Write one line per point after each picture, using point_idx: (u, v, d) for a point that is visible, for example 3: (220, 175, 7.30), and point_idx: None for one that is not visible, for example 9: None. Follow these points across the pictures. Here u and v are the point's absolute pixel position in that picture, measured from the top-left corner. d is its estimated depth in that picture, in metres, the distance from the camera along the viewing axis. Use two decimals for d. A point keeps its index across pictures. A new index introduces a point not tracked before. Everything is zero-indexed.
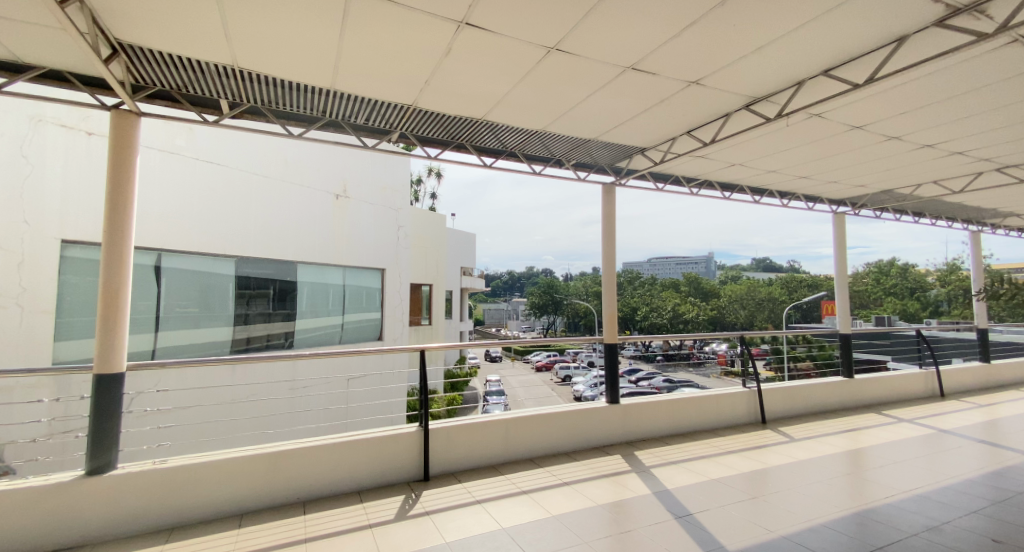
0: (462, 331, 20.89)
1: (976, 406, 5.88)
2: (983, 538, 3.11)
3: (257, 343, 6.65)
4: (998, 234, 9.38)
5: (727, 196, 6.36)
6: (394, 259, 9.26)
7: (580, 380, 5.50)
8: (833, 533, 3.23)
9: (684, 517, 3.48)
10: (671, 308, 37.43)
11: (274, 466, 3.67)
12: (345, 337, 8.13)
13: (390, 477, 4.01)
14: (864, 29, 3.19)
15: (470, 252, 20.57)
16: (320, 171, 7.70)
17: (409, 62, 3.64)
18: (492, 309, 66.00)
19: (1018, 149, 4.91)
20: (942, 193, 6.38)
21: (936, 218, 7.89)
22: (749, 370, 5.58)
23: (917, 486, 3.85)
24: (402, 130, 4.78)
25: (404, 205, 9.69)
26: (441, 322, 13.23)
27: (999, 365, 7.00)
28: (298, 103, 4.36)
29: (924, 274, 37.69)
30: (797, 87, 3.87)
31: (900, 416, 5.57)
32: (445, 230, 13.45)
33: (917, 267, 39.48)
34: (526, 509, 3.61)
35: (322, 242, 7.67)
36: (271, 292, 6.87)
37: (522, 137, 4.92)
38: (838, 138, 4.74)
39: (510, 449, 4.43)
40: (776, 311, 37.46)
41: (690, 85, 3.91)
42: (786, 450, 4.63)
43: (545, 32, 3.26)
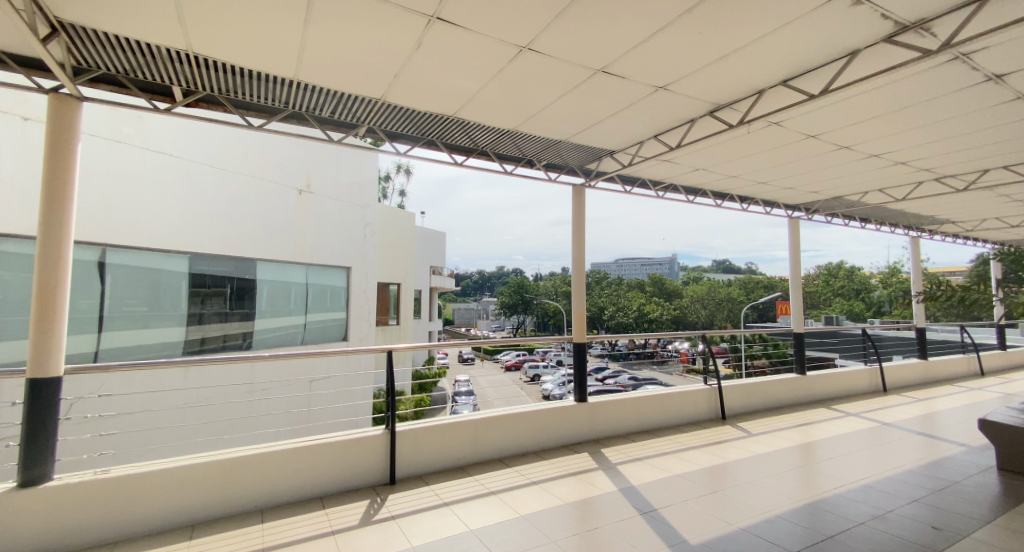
0: (431, 331, 20.73)
1: (915, 400, 6.31)
2: (924, 525, 3.33)
3: (212, 344, 6.37)
4: (936, 240, 10.11)
5: (690, 199, 6.59)
6: (360, 258, 9.03)
7: (549, 379, 5.55)
8: (789, 524, 3.39)
9: (649, 512, 3.56)
10: (636, 308, 38.39)
11: (231, 473, 3.51)
12: (308, 337, 7.86)
13: (355, 481, 3.91)
14: (820, 42, 3.36)
15: (438, 251, 20.29)
16: (283, 165, 7.44)
17: (378, 55, 3.57)
18: (459, 309, 65.79)
19: (954, 160, 5.31)
20: (887, 200, 6.83)
21: (881, 224, 8.42)
22: (710, 367, 5.78)
23: (864, 477, 4.09)
24: (369, 125, 4.68)
25: (370, 202, 9.49)
26: (409, 321, 13.01)
27: (936, 362, 7.54)
28: (259, 93, 4.19)
29: (866, 276, 40.12)
30: (758, 96, 4.05)
31: (848, 411, 5.90)
32: (414, 228, 13.24)
33: (860, 270, 41.98)
34: (494, 510, 3.59)
35: (285, 239, 7.41)
36: (228, 291, 6.56)
37: (494, 136, 4.92)
38: (793, 146, 4.98)
39: (478, 449, 4.41)
40: (735, 311, 38.94)
41: (657, 90, 4.01)
42: (744, 445, 4.83)
43: (517, 32, 3.27)
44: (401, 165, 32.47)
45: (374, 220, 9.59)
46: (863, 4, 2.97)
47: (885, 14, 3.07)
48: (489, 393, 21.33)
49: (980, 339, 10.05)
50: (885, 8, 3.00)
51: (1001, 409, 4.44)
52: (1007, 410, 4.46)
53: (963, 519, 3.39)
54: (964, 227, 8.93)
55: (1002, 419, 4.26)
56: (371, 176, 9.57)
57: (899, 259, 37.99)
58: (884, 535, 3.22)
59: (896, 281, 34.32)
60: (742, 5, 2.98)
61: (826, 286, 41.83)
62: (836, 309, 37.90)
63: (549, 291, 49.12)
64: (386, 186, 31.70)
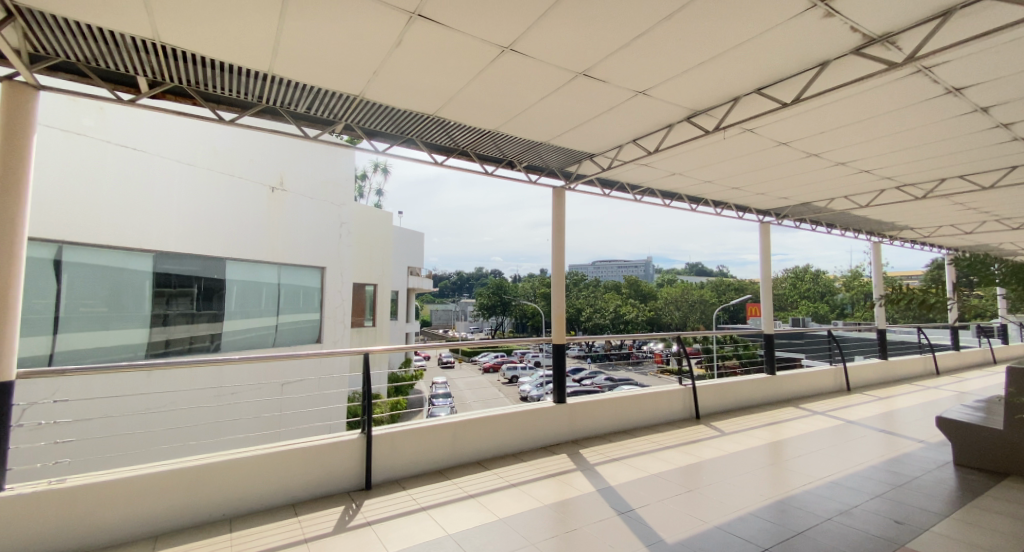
0: (408, 332, 20.49)
1: (877, 398, 6.58)
2: (887, 519, 3.47)
3: (177, 347, 6.15)
4: (896, 246, 10.58)
5: (666, 203, 6.73)
6: (335, 258, 8.85)
7: (527, 380, 5.57)
8: (760, 521, 3.47)
9: (626, 512, 3.59)
10: (612, 310, 38.87)
11: (198, 481, 3.37)
12: (279, 339, 7.65)
13: (330, 487, 3.81)
14: (792, 53, 3.48)
15: (416, 251, 20.07)
16: (256, 162, 7.24)
17: (357, 52, 3.51)
18: (434, 311, 65.41)
19: (914, 169, 5.58)
20: (851, 207, 7.11)
21: (845, 229, 8.77)
22: (685, 368, 5.91)
23: (830, 474, 4.24)
24: (347, 122, 4.59)
25: (346, 201, 9.33)
26: (385, 323, 12.83)
27: (895, 362, 7.89)
28: (232, 87, 4.06)
29: (829, 280, 41.62)
30: (733, 103, 4.16)
31: (814, 409, 6.11)
32: (391, 228, 13.05)
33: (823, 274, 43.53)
34: (472, 513, 3.56)
35: (256, 239, 7.20)
36: (195, 291, 6.34)
37: (474, 136, 4.91)
38: (765, 153, 5.15)
39: (457, 452, 4.37)
40: (707, 312, 39.80)
41: (637, 95, 4.08)
42: (718, 444, 4.94)
43: (500, 32, 3.27)
44: (377, 164, 32.03)
45: (350, 219, 9.43)
46: (834, 17, 3.09)
47: (854, 26, 3.20)
48: (467, 395, 21.22)
49: (935, 340, 10.57)
50: (854, 20, 3.13)
51: (956, 408, 4.68)
52: (961, 408, 4.70)
53: (922, 513, 3.55)
54: (921, 234, 9.39)
55: (957, 417, 4.50)
56: (347, 175, 9.40)
57: (859, 263, 39.62)
58: (850, 530, 3.33)
59: (857, 284, 35.81)
60: (720, 13, 3.06)
61: (791, 289, 43.27)
62: (801, 312, 39.22)
63: (526, 291, 49.09)
64: (362, 183, 31.20)
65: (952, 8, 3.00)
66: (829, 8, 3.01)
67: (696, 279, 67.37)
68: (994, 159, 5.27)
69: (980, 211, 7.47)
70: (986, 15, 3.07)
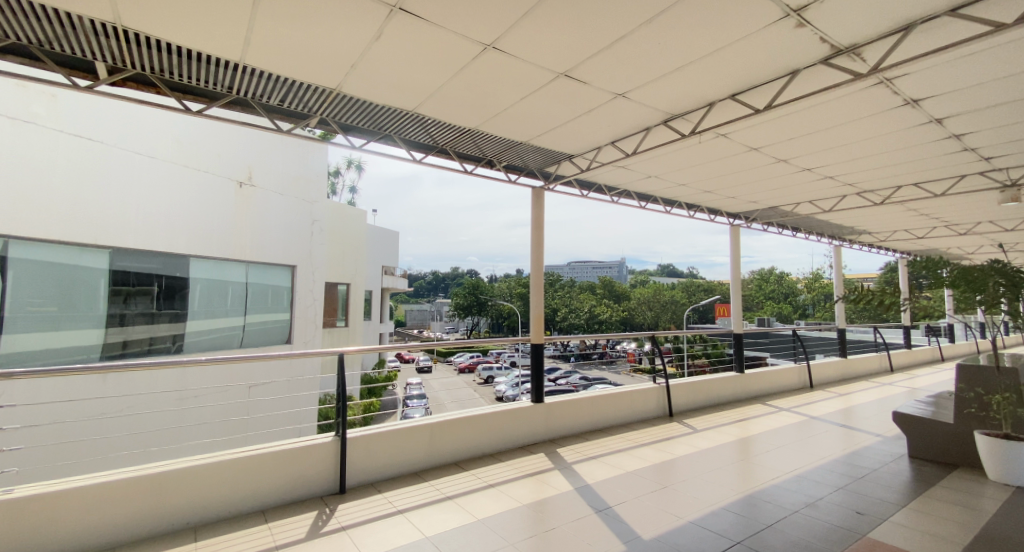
0: (381, 333, 20.15)
1: (837, 394, 6.90)
2: (850, 510, 3.62)
3: (135, 348, 5.86)
4: (855, 250, 11.12)
5: (642, 205, 6.87)
6: (306, 256, 8.61)
7: (504, 381, 5.58)
8: (732, 514, 3.58)
9: (604, 510, 3.63)
10: (586, 310, 39.25)
11: (162, 488, 3.21)
12: (246, 341, 7.38)
13: (303, 491, 3.70)
14: (764, 61, 3.61)
15: (390, 250, 19.74)
16: (223, 155, 6.99)
17: (334, 44, 3.42)
18: (409, 312, 64.80)
19: (874, 176, 5.87)
20: (815, 211, 7.44)
21: (809, 233, 9.16)
22: (658, 366, 6.04)
23: (796, 467, 4.41)
24: (322, 116, 4.48)
25: (318, 198, 9.12)
26: (358, 324, 12.58)
27: (854, 360, 8.28)
28: (200, 76, 3.89)
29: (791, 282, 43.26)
30: (708, 108, 4.28)
31: (780, 405, 6.36)
32: (365, 227, 12.80)
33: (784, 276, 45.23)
34: (450, 515, 3.52)
35: (222, 236, 6.92)
36: (155, 290, 6.06)
37: (454, 134, 4.87)
38: (736, 158, 5.33)
39: (434, 453, 4.32)
40: (677, 312, 40.74)
41: (616, 97, 4.14)
42: (690, 440, 5.07)
43: (483, 29, 3.25)
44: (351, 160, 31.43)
45: (322, 216, 9.22)
46: (805, 27, 3.22)
47: (824, 37, 3.34)
48: (443, 397, 20.93)
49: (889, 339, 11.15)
50: (824, 31, 3.26)
51: (910, 402, 4.96)
52: (913, 403, 4.99)
53: (882, 503, 3.73)
54: (878, 238, 9.91)
55: (911, 411, 4.76)
56: (319, 171, 9.20)
57: (817, 265, 41.36)
58: (816, 521, 3.47)
59: (819, 286, 37.38)
60: (698, 19, 3.14)
61: (753, 290, 44.78)
62: (763, 312, 40.64)
63: (504, 292, 48.40)
64: (336, 181, 30.46)
65: (913, 23, 3.17)
66: (801, 18, 3.13)
67: (664, 281, 68.76)
68: (947, 168, 5.61)
69: (930, 218, 7.94)
70: (943, 30, 3.25)
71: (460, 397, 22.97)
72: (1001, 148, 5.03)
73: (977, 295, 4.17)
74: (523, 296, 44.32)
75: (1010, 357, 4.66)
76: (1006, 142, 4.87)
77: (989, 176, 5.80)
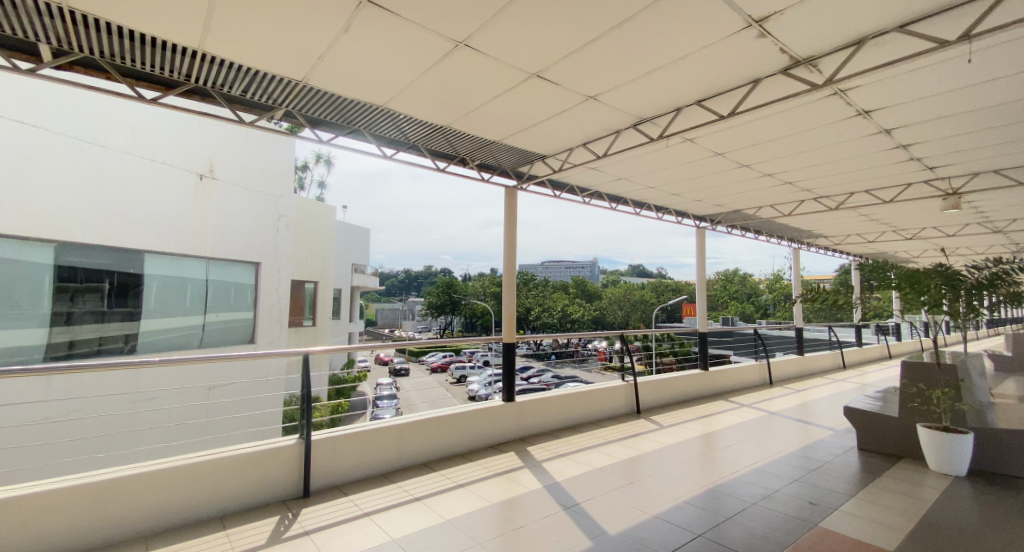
0: (351, 332, 19.71)
1: (795, 390, 7.21)
2: (804, 501, 3.79)
3: (83, 349, 5.54)
4: (814, 252, 11.63)
5: (613, 206, 6.98)
6: (271, 252, 8.35)
7: (476, 379, 5.57)
8: (694, 508, 3.68)
9: (572, 507, 3.67)
10: (560, 309, 39.26)
11: (112, 496, 3.05)
12: (206, 340, 7.09)
13: (266, 496, 3.58)
14: (729, 68, 3.73)
15: (361, 247, 19.39)
16: (181, 146, 6.70)
17: (300, 35, 3.33)
18: (380, 310, 63.98)
19: (831, 183, 6.18)
20: (776, 215, 7.75)
21: (770, 236, 9.53)
22: (627, 364, 6.16)
23: (755, 461, 4.59)
24: (287, 108, 4.35)
25: (285, 192, 8.88)
26: (326, 322, 12.28)
27: (810, 357, 8.68)
28: (155, 63, 3.70)
29: (753, 282, 44.86)
30: (676, 112, 4.40)
31: (741, 401, 6.59)
32: (333, 223, 12.49)
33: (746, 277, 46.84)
34: (417, 516, 3.48)
35: (180, 232, 6.62)
36: (106, 287, 5.74)
37: (426, 131, 4.82)
38: (702, 162, 5.50)
39: (403, 453, 4.27)
40: (645, 312, 41.71)
41: (587, 100, 4.20)
42: (657, 436, 5.19)
43: (454, 26, 3.22)
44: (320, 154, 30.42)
45: (289, 211, 8.96)
46: (766, 38, 3.34)
47: (783, 48, 3.48)
48: (414, 397, 20.60)
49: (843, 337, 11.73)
50: (783, 42, 3.40)
51: (860, 397, 5.24)
52: (864, 397, 5.27)
53: (833, 494, 3.93)
54: (834, 242, 10.40)
55: (861, 406, 5.03)
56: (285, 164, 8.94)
57: (776, 267, 43.16)
58: (773, 513, 3.61)
59: (779, 287, 38.94)
60: (665, 26, 3.21)
61: (717, 291, 46.21)
62: (726, 312, 41.95)
63: (475, 292, 47.73)
64: (303, 174, 29.52)
65: (864, 38, 3.35)
66: (762, 29, 3.25)
67: (630, 281, 70.01)
68: (896, 176, 5.95)
69: (880, 223, 8.40)
70: (892, 45, 3.44)
71: (431, 397, 22.73)
72: (944, 159, 5.37)
73: (921, 297, 4.41)
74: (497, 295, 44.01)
75: (950, 354, 4.98)
76: (949, 153, 5.20)
77: (934, 185, 6.19)
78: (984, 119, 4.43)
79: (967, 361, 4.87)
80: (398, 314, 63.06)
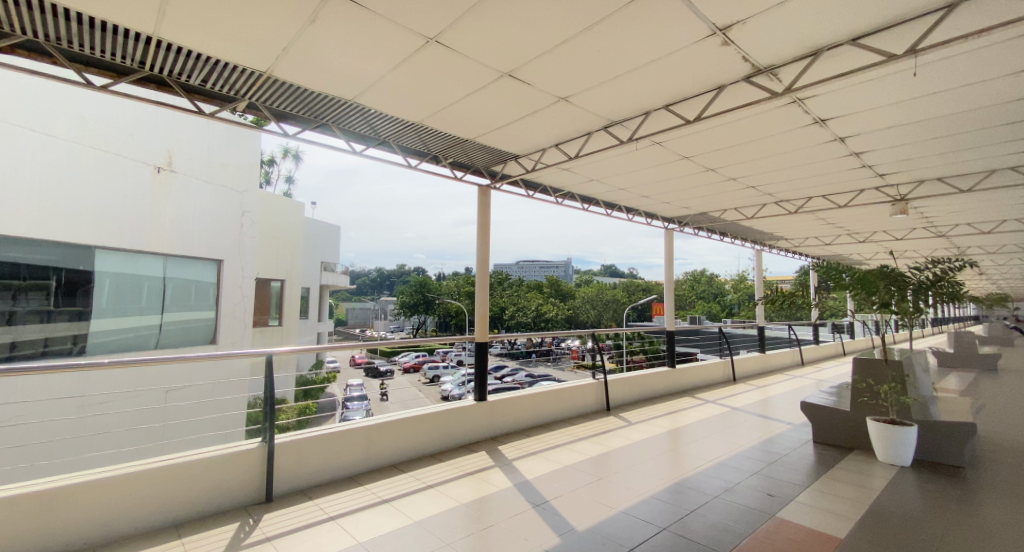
0: (321, 332, 19.21)
1: (756, 387, 7.49)
2: (763, 493, 3.94)
3: (26, 350, 5.22)
4: (774, 254, 12.12)
5: (585, 207, 7.06)
6: (235, 250, 8.04)
7: (449, 379, 5.52)
8: (660, 502, 3.77)
9: (541, 505, 3.69)
10: (534, 308, 39.10)
11: (58, 505, 2.88)
12: (162, 341, 6.78)
13: (226, 502, 3.44)
14: (695, 75, 3.84)
15: (332, 244, 18.92)
16: (136, 137, 6.39)
17: (262, 25, 3.21)
18: (350, 309, 62.66)
19: (791, 188, 6.44)
20: (740, 218, 8.03)
21: (735, 238, 9.86)
22: (598, 362, 6.24)
23: (719, 455, 4.74)
24: (250, 99, 4.19)
25: (251, 187, 8.60)
26: (294, 323, 11.92)
27: (771, 355, 9.02)
28: (106, 48, 3.50)
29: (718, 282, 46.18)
30: (644, 116, 4.49)
31: (706, 398, 6.80)
32: (302, 220, 12.14)
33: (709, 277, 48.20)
34: (386, 518, 3.43)
35: (135, 227, 6.28)
36: (53, 285, 5.41)
37: (398, 127, 4.74)
38: (670, 165, 5.63)
39: (372, 455, 4.19)
40: (615, 311, 42.38)
41: (559, 101, 4.23)
42: (625, 433, 5.29)
43: (425, 22, 3.18)
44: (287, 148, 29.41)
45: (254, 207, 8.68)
46: (730, 45, 3.45)
47: (746, 57, 3.60)
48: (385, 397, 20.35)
49: (803, 335, 12.24)
50: (746, 50, 3.52)
51: (816, 392, 5.49)
52: (820, 393, 5.52)
53: (790, 485, 4.10)
54: (794, 244, 10.84)
55: (818, 402, 5.27)
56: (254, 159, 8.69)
57: (739, 268, 44.67)
58: (734, 505, 3.74)
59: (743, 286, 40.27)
60: (634, 30, 3.26)
61: (682, 290, 47.43)
62: (693, 311, 43.07)
63: (449, 291, 46.43)
64: (270, 170, 28.53)
65: (820, 49, 3.50)
66: (726, 37, 3.35)
67: (598, 280, 70.98)
68: (851, 182, 6.26)
69: (836, 226, 8.82)
70: (846, 57, 3.62)
71: (403, 397, 22.47)
72: (894, 166, 5.68)
73: (872, 297, 4.66)
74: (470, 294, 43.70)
75: (898, 351, 5.27)
76: (898, 161, 5.52)
77: (884, 191, 6.55)
78: (929, 129, 4.71)
79: (913, 358, 5.17)
80: (366, 313, 61.94)
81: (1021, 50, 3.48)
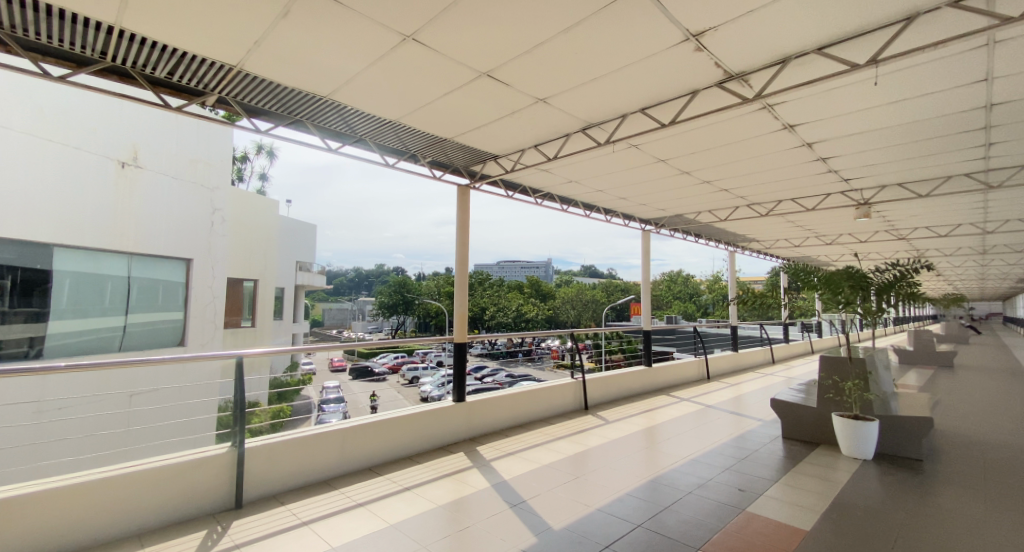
0: (297, 334, 18.78)
1: (729, 384, 7.68)
2: (734, 488, 4.04)
3: None
4: (747, 255, 12.45)
5: (564, 208, 7.10)
6: (204, 250, 7.83)
7: (429, 382, 5.34)
8: (635, 499, 3.82)
9: (518, 505, 3.69)
10: (514, 309, 39.04)
11: (11, 518, 2.73)
12: (126, 343, 6.52)
13: (194, 509, 3.32)
14: (670, 79, 3.90)
15: (308, 244, 18.57)
16: (99, 130, 6.17)
17: (231, 17, 3.11)
18: (326, 310, 61.62)
19: (764, 191, 6.62)
20: (714, 220, 8.21)
21: (710, 239, 10.08)
22: (576, 362, 6.29)
23: (692, 452, 4.83)
24: (220, 94, 4.06)
25: (222, 185, 8.42)
26: (268, 323, 11.62)
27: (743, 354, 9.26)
28: (64, 37, 3.33)
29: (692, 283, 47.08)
30: (621, 119, 4.54)
31: (681, 396, 6.93)
32: (276, 218, 11.87)
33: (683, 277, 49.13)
34: (361, 522, 3.37)
35: (97, 223, 6.01)
36: (7, 284, 5.08)
37: (375, 124, 4.67)
38: (647, 167, 5.72)
39: (347, 458, 4.11)
40: (593, 311, 42.74)
41: (538, 102, 4.24)
42: (601, 432, 5.35)
43: (401, 19, 3.13)
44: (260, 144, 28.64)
45: (225, 205, 8.48)
46: (703, 51, 3.51)
47: (719, 63, 3.68)
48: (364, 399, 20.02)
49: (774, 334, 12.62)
50: (719, 56, 3.60)
51: (786, 389, 5.66)
52: (790, 390, 5.69)
53: (761, 480, 4.22)
54: (765, 246, 11.16)
55: (787, 398, 5.44)
56: (225, 155, 8.49)
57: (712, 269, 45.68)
58: (707, 501, 3.81)
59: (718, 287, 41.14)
60: (611, 33, 3.30)
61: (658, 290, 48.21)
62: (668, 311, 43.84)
63: (427, 291, 46.07)
64: (242, 167, 27.79)
65: (789, 57, 3.61)
66: (699, 43, 3.42)
67: (575, 280, 71.53)
68: (819, 186, 6.48)
69: (804, 229, 9.12)
70: (814, 65, 3.74)
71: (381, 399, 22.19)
72: (858, 171, 5.92)
73: (837, 297, 4.82)
74: (448, 294, 43.41)
75: (861, 349, 5.47)
76: (862, 166, 5.75)
77: (850, 195, 6.80)
78: (890, 137, 4.92)
79: (875, 355, 5.37)
80: (340, 314, 60.90)
81: (974, 62, 3.66)
